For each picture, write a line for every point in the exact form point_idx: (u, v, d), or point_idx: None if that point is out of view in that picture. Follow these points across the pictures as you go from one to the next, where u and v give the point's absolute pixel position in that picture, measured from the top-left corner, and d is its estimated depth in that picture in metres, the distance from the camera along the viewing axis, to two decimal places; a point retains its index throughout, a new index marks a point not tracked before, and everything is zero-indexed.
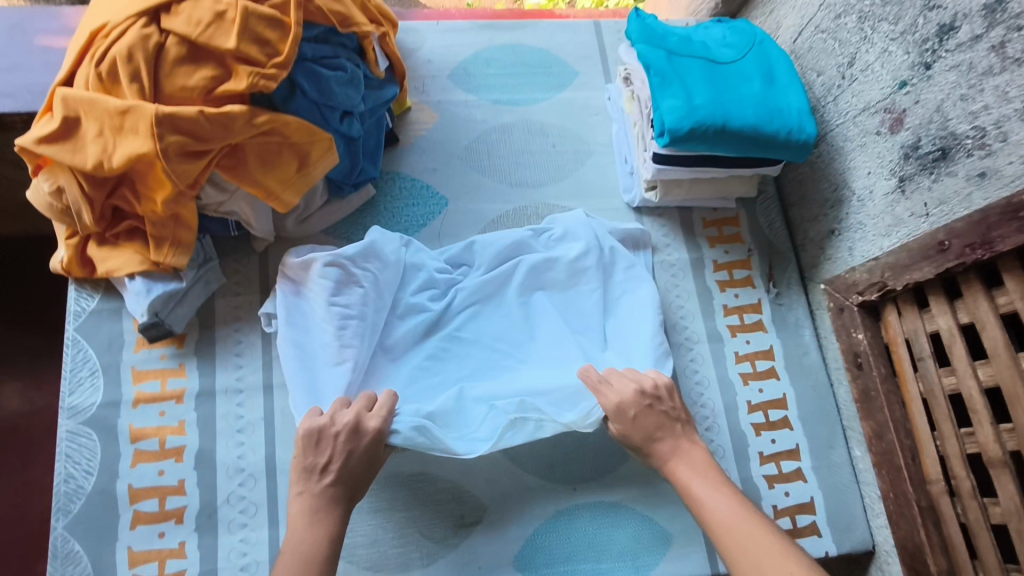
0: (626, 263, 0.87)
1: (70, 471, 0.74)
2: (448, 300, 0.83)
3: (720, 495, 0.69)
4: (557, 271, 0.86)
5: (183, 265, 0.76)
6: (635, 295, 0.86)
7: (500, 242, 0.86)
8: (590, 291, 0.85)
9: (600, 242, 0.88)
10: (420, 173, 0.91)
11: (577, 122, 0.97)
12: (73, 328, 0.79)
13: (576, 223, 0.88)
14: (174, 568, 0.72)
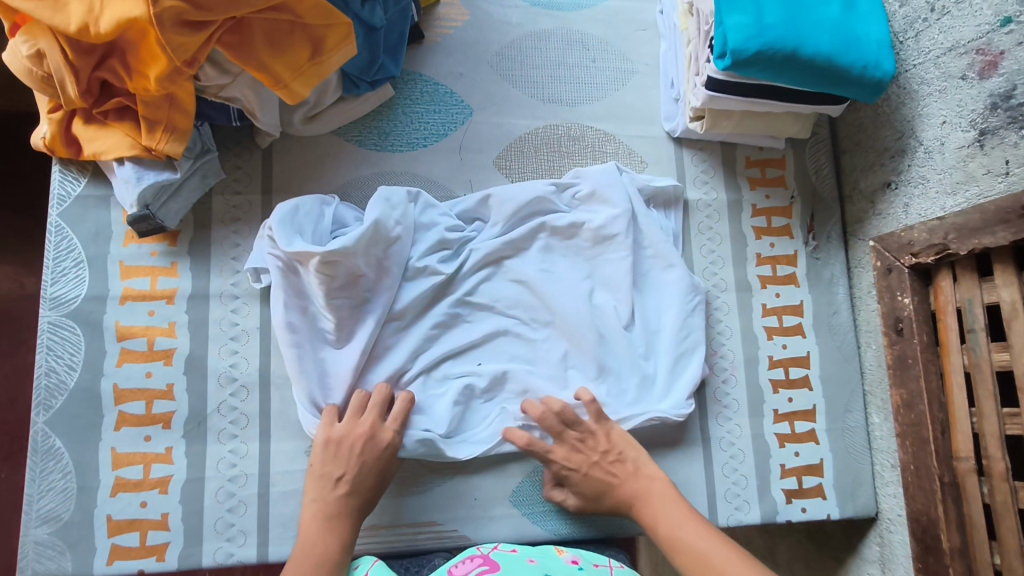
0: (658, 237, 0.82)
1: (51, 364, 0.69)
2: (461, 261, 0.78)
3: (693, 528, 0.64)
4: (582, 236, 0.81)
5: (178, 155, 0.69)
6: (663, 275, 0.82)
7: (520, 198, 0.79)
8: (618, 262, 0.80)
9: (632, 209, 0.81)
10: (445, 77, 0.82)
11: (623, 36, 0.87)
12: (57, 213, 0.73)
13: (611, 179, 0.81)
14: (160, 473, 0.69)
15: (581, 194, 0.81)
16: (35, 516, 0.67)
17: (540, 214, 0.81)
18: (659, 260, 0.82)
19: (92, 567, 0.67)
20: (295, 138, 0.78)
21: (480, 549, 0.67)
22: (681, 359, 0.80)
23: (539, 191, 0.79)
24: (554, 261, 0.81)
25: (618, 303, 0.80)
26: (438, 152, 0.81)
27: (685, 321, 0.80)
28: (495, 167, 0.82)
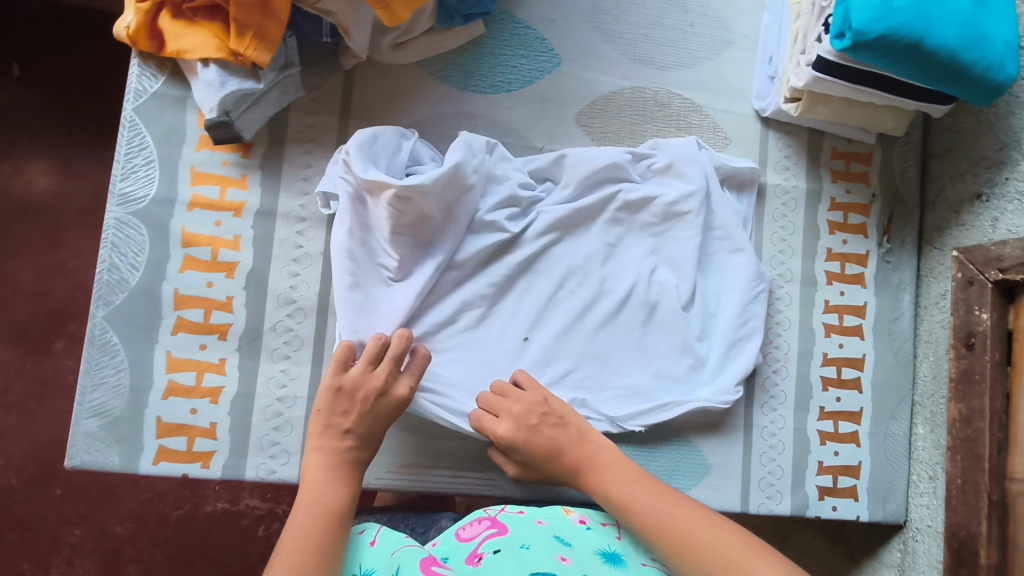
0: (730, 219, 0.79)
1: (114, 261, 0.69)
2: (528, 221, 0.75)
3: (645, 490, 0.59)
4: (650, 211, 0.78)
5: (265, 65, 0.66)
6: (729, 259, 0.80)
7: (596, 162, 0.76)
8: (685, 240, 0.78)
9: (708, 188, 0.78)
10: (537, 20, 0.79)
11: (726, 3, 0.83)
12: (131, 108, 0.70)
13: (690, 156, 0.78)
14: (212, 383, 0.69)
15: (657, 166, 0.79)
16: (87, 408, 0.67)
17: (613, 182, 0.78)
18: (727, 243, 0.80)
19: (138, 464, 0.67)
20: (376, 64, 0.75)
21: (488, 510, 0.63)
22: (737, 344, 0.78)
23: (616, 157, 0.76)
24: (620, 236, 0.78)
25: (679, 282, 0.77)
26: (522, 100, 0.78)
27: (745, 308, 0.78)
28: (576, 122, 0.79)
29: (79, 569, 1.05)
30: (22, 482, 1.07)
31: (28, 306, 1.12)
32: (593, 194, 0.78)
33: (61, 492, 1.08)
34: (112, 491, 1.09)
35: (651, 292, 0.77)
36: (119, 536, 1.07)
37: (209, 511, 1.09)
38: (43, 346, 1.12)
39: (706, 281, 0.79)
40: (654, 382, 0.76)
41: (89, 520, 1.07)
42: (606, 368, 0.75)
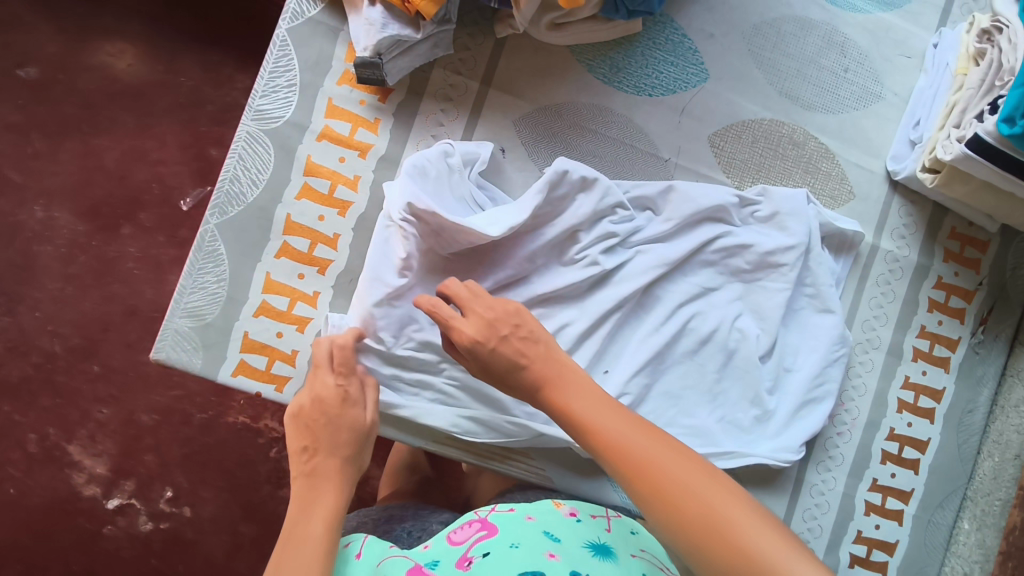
0: (825, 279, 0.77)
1: (237, 174, 0.70)
2: (624, 258, 0.75)
3: (609, 409, 0.50)
4: (743, 258, 0.76)
5: (429, 16, 0.66)
6: (815, 317, 0.78)
7: (702, 202, 0.75)
8: (773, 292, 0.76)
9: (809, 243, 0.76)
10: (693, 29, 0.78)
11: (885, 56, 0.81)
12: (286, 28, 0.71)
13: (799, 210, 0.76)
14: (302, 313, 0.71)
15: (760, 215, 0.77)
16: (182, 307, 0.69)
17: (713, 223, 0.77)
18: (815, 302, 0.78)
19: (217, 374, 0.69)
20: (532, 39, 0.75)
21: (479, 512, 0.62)
22: (805, 405, 0.77)
23: (722, 199, 0.75)
24: (712, 278, 0.77)
25: (760, 333, 0.76)
26: (660, 107, 0.77)
27: (823, 369, 0.77)
28: (706, 141, 0.78)
29: (100, 446, 1.10)
30: (65, 351, 1.13)
31: (105, 185, 1.18)
32: (692, 233, 0.76)
33: (98, 370, 1.13)
34: (145, 380, 1.13)
35: (731, 338, 0.75)
36: (143, 425, 1.12)
37: (231, 422, 1.13)
38: (112, 227, 1.17)
39: (793, 331, 0.78)
40: (719, 428, 0.75)
41: (118, 402, 1.12)
42: (676, 391, 0.75)
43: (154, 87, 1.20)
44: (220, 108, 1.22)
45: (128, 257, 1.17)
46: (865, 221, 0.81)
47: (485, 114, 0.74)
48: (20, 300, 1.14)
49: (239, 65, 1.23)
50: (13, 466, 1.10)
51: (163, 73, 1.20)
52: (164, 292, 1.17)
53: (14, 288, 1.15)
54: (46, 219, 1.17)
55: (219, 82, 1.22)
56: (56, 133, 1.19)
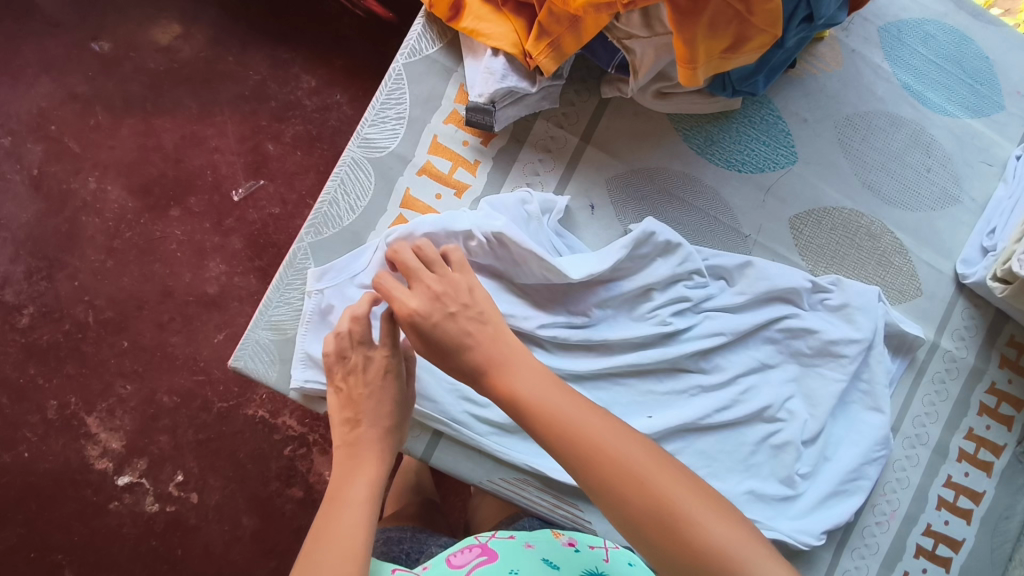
0: (881, 377, 0.77)
1: (337, 197, 0.71)
2: (694, 321, 0.75)
3: (555, 392, 0.50)
4: (806, 342, 0.76)
5: (547, 73, 0.68)
6: (861, 413, 0.77)
7: (778, 282, 0.75)
8: (829, 381, 0.76)
9: (872, 340, 0.76)
10: (783, 111, 0.80)
11: (966, 161, 0.83)
12: (402, 63, 0.73)
13: (869, 301, 0.76)
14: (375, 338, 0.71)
15: (830, 303, 0.77)
16: (265, 319, 0.71)
17: (782, 303, 0.77)
18: (867, 399, 0.77)
19: (288, 389, 0.70)
20: (634, 104, 0.77)
21: (479, 537, 0.63)
22: (834, 495, 0.75)
23: (797, 282, 0.75)
24: (773, 357, 0.77)
25: (809, 418, 0.75)
26: (746, 183, 0.79)
27: (860, 465, 0.75)
28: (788, 223, 0.80)
29: (119, 421, 1.11)
30: (97, 322, 1.14)
31: (160, 165, 1.19)
32: (763, 309, 0.77)
33: (127, 346, 1.14)
34: (172, 361, 1.13)
35: (779, 416, 0.75)
36: (163, 405, 1.12)
37: (248, 415, 1.12)
38: (161, 207, 1.18)
39: (841, 421, 0.77)
40: (746, 499, 0.73)
41: (142, 380, 1.12)
42: (711, 455, 0.74)
43: (222, 77, 1.22)
44: (282, 105, 1.22)
45: (173, 239, 1.18)
46: (928, 318, 0.83)
47: (581, 169, 0.76)
48: (60, 266, 1.16)
49: (307, 64, 1.24)
50: (30, 430, 1.10)
51: (235, 67, 1.23)
52: (203, 277, 1.17)
53: (57, 255, 1.16)
54: (98, 190, 1.18)
55: (285, 79, 1.23)
56: (119, 108, 1.20)
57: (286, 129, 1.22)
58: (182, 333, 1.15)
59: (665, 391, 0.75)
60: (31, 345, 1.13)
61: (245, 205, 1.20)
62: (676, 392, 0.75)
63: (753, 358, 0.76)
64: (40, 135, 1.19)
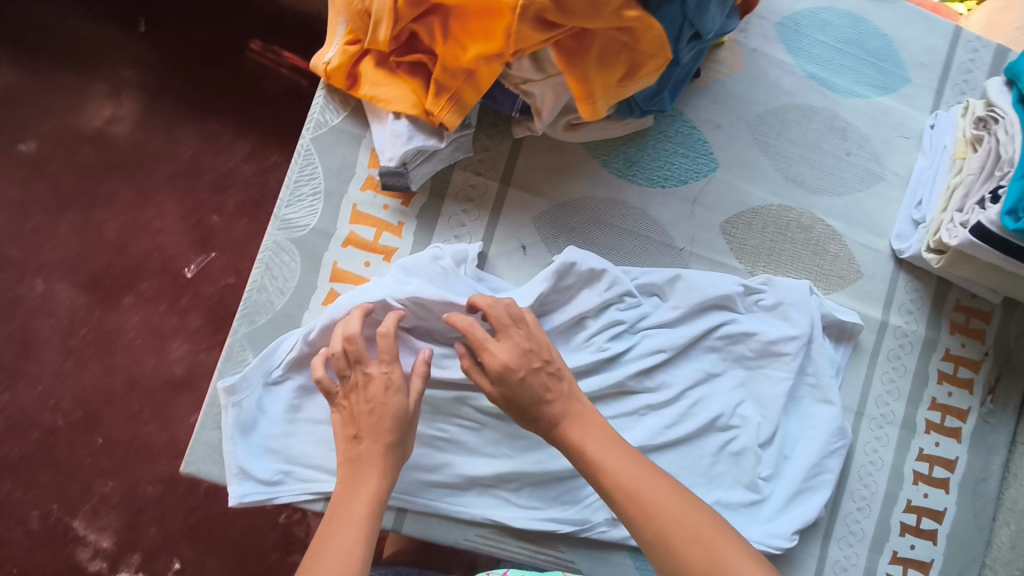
0: (826, 369, 0.79)
1: (265, 283, 0.71)
2: (631, 342, 0.75)
3: (617, 452, 0.60)
4: (747, 345, 0.78)
5: (452, 127, 0.67)
6: (814, 407, 0.79)
7: (709, 291, 0.76)
8: (776, 380, 0.77)
9: (811, 334, 0.78)
10: (698, 120, 0.81)
11: (884, 138, 0.85)
12: (310, 138, 0.72)
13: (800, 295, 0.78)
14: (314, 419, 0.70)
15: (765, 303, 0.79)
16: (211, 419, 0.70)
17: (718, 310, 0.78)
18: (817, 392, 0.79)
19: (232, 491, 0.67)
20: (548, 138, 0.77)
21: None
22: (801, 492, 0.77)
23: (730, 288, 0.76)
24: (717, 365, 0.78)
25: (762, 421, 0.77)
26: (672, 198, 0.79)
27: (821, 459, 0.78)
28: (720, 229, 0.81)
29: (105, 521, 1.08)
30: (67, 425, 1.12)
31: (106, 257, 1.18)
32: (700, 319, 0.77)
33: (101, 442, 1.11)
34: (149, 451, 1.11)
35: (732, 423, 0.76)
36: (146, 497, 1.09)
37: None
38: (114, 298, 1.16)
39: (794, 416, 0.79)
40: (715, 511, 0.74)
41: (122, 474, 1.10)
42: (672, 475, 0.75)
43: (155, 159, 1.21)
44: (219, 176, 1.21)
45: (130, 327, 1.16)
46: (873, 298, 0.83)
47: (506, 213, 0.76)
48: (19, 375, 1.13)
49: (238, 131, 1.23)
50: (14, 546, 1.07)
51: (166, 145, 1.22)
52: (167, 361, 1.15)
53: (15, 364, 1.13)
54: (46, 292, 1.16)
55: (218, 149, 1.22)
56: (56, 206, 1.19)
57: (228, 199, 1.21)
58: (155, 421, 1.13)
59: (626, 414, 0.75)
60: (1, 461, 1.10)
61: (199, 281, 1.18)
62: (627, 414, 0.75)
63: (701, 369, 0.77)
64: None
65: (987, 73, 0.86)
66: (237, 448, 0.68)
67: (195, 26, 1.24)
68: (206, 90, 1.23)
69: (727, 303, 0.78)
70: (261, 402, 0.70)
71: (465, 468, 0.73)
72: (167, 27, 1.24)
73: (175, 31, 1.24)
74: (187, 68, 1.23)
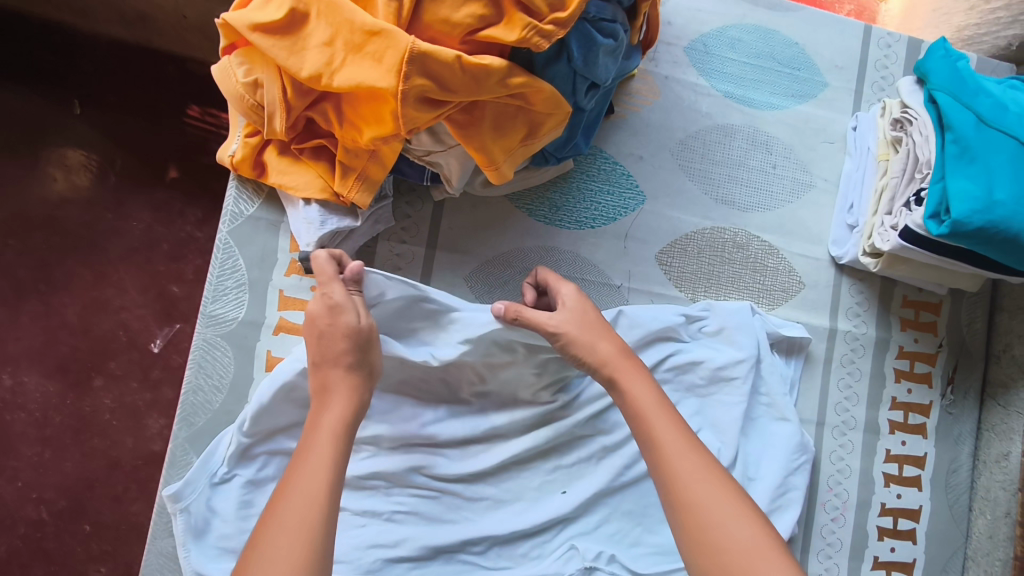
0: (778, 387, 0.78)
1: (199, 382, 0.70)
2: (579, 386, 0.76)
3: (670, 418, 0.57)
4: (697, 373, 0.76)
5: (364, 205, 0.67)
6: (772, 425, 0.78)
7: (651, 325, 0.75)
8: (730, 405, 0.75)
9: (759, 354, 0.77)
10: (620, 153, 0.81)
11: (809, 145, 0.84)
12: (226, 231, 0.71)
13: (740, 316, 0.78)
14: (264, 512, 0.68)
15: (709, 329, 0.78)
16: (163, 527, 0.69)
17: (665, 342, 0.77)
18: (773, 410, 0.78)
19: None
20: (470, 196, 0.77)
21: None
22: (771, 514, 0.75)
23: (670, 319, 0.75)
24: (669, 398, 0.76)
25: (722, 446, 0.74)
26: (604, 237, 0.79)
27: (786, 478, 0.75)
28: (656, 260, 0.80)
29: None
30: (52, 516, 1.11)
31: (71, 341, 1.16)
32: (646, 354, 0.76)
33: (90, 528, 1.11)
34: (139, 530, 1.12)
35: None
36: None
37: None
38: (84, 382, 1.15)
39: (754, 436, 0.77)
40: None
41: (115, 557, 1.11)
42: (640, 511, 0.76)
43: (106, 237, 1.19)
44: (175, 244, 1.21)
45: (104, 409, 1.15)
46: (819, 306, 0.83)
47: (436, 276, 0.75)
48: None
49: (187, 199, 1.21)
50: None
51: (117, 220, 1.20)
52: (146, 438, 1.15)
53: None
54: (13, 385, 1.14)
55: (170, 219, 1.21)
56: (13, 297, 1.17)
57: (187, 265, 1.20)
58: (141, 498, 1.14)
59: (585, 457, 0.76)
60: None
61: (168, 352, 1.18)
62: (583, 460, 0.76)
63: None
64: None
65: (903, 67, 0.87)
66: (190, 555, 0.66)
67: (130, 99, 1.21)
68: (148, 162, 1.21)
69: (675, 335, 0.77)
70: (211, 502, 0.67)
71: (424, 544, 0.70)
72: (102, 103, 1.21)
73: (111, 107, 1.21)
74: (125, 143, 1.21)
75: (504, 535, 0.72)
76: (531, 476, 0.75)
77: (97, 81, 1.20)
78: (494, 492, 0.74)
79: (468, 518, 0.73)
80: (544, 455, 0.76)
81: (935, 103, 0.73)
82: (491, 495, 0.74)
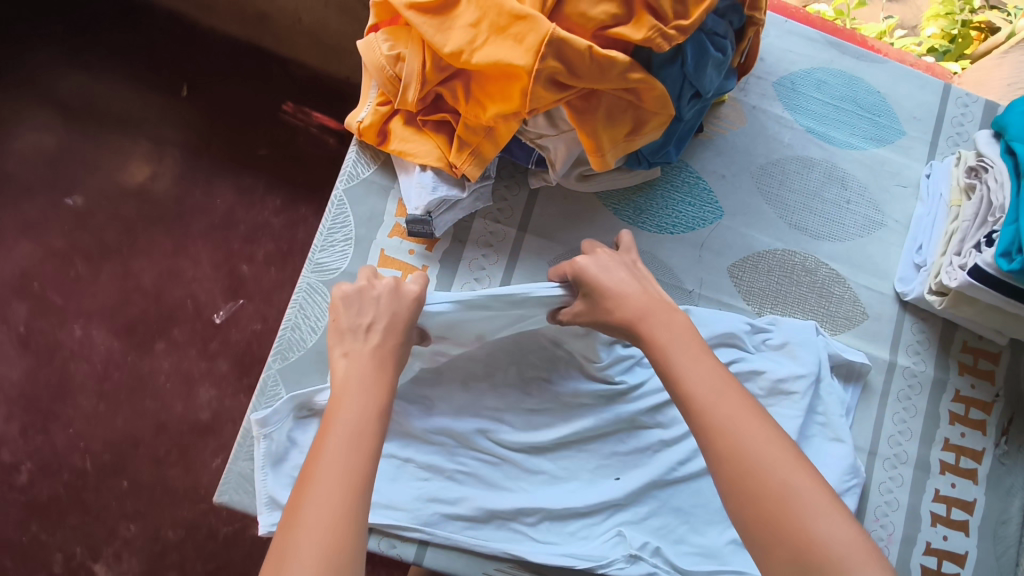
0: (835, 408, 0.80)
1: (297, 322, 0.76)
2: (643, 377, 0.79)
3: (699, 366, 0.59)
4: (757, 383, 0.79)
5: (473, 178, 0.73)
6: (826, 445, 0.79)
7: (715, 327, 0.79)
8: (787, 419, 0.77)
9: (819, 373, 0.80)
10: (704, 169, 0.87)
11: (883, 187, 0.89)
12: (342, 189, 0.79)
13: (804, 333, 0.81)
14: None
15: (772, 342, 0.81)
16: (243, 451, 0.74)
17: (727, 349, 0.80)
18: (828, 430, 0.80)
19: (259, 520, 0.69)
20: (563, 189, 0.83)
21: None
22: None
23: (735, 326, 0.79)
24: None
25: None
26: (681, 243, 0.84)
27: None
28: (727, 272, 0.84)
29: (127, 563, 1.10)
30: (95, 468, 1.15)
31: (142, 304, 1.23)
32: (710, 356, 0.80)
33: (128, 485, 1.14)
34: (172, 494, 1.14)
35: None
36: (168, 541, 1.12)
37: (256, 536, 1.13)
38: (147, 343, 1.21)
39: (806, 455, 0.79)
40: (728, 549, 0.76)
41: (146, 518, 1.13)
42: (686, 511, 0.77)
43: (191, 212, 1.28)
44: (252, 228, 1.28)
45: (161, 371, 1.20)
46: (880, 339, 0.86)
47: (523, 257, 0.81)
48: (53, 418, 1.17)
49: (269, 186, 1.30)
50: None
51: (205, 196, 1.29)
52: (195, 405, 1.19)
53: (49, 407, 1.18)
54: (82, 337, 1.21)
55: (252, 203, 1.29)
56: (97, 257, 1.25)
57: (259, 248, 1.27)
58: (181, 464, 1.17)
59: (636, 452, 0.78)
60: (30, 502, 1.13)
61: (228, 326, 1.24)
62: (639, 451, 0.78)
63: None
64: (24, 295, 1.22)
65: (978, 126, 0.92)
66: (267, 480, 0.70)
67: (236, 89, 1.32)
68: (243, 146, 1.31)
69: (737, 345, 0.80)
70: (292, 434, 0.72)
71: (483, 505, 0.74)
72: (210, 91, 1.32)
73: (219, 96, 1.32)
74: (225, 127, 1.31)
75: (555, 510, 0.75)
76: (590, 457, 0.78)
77: (209, 72, 1.32)
78: (552, 469, 0.77)
79: (521, 490, 0.76)
80: (601, 441, 0.78)
81: (1013, 154, 0.77)
82: (548, 470, 0.77)
